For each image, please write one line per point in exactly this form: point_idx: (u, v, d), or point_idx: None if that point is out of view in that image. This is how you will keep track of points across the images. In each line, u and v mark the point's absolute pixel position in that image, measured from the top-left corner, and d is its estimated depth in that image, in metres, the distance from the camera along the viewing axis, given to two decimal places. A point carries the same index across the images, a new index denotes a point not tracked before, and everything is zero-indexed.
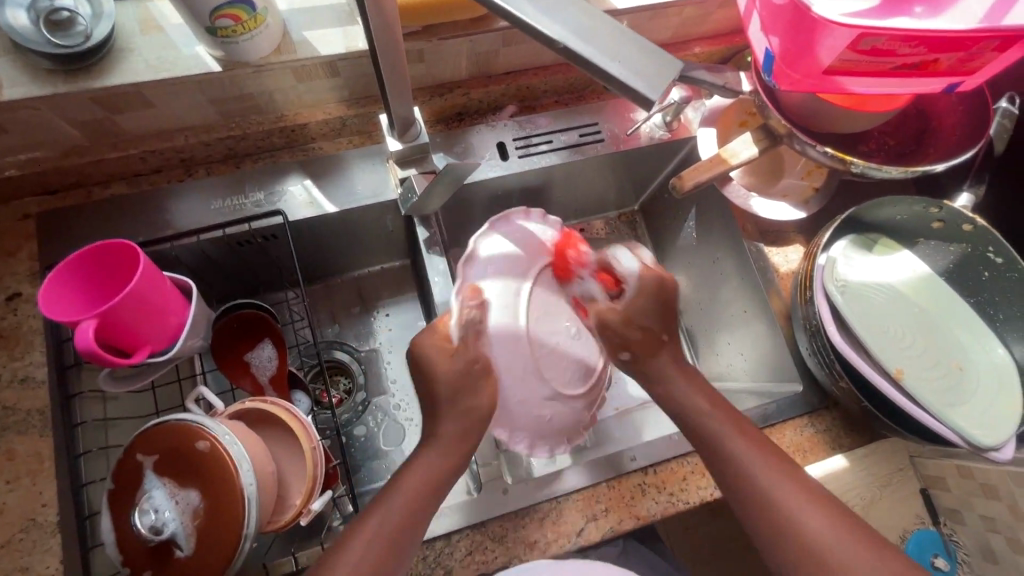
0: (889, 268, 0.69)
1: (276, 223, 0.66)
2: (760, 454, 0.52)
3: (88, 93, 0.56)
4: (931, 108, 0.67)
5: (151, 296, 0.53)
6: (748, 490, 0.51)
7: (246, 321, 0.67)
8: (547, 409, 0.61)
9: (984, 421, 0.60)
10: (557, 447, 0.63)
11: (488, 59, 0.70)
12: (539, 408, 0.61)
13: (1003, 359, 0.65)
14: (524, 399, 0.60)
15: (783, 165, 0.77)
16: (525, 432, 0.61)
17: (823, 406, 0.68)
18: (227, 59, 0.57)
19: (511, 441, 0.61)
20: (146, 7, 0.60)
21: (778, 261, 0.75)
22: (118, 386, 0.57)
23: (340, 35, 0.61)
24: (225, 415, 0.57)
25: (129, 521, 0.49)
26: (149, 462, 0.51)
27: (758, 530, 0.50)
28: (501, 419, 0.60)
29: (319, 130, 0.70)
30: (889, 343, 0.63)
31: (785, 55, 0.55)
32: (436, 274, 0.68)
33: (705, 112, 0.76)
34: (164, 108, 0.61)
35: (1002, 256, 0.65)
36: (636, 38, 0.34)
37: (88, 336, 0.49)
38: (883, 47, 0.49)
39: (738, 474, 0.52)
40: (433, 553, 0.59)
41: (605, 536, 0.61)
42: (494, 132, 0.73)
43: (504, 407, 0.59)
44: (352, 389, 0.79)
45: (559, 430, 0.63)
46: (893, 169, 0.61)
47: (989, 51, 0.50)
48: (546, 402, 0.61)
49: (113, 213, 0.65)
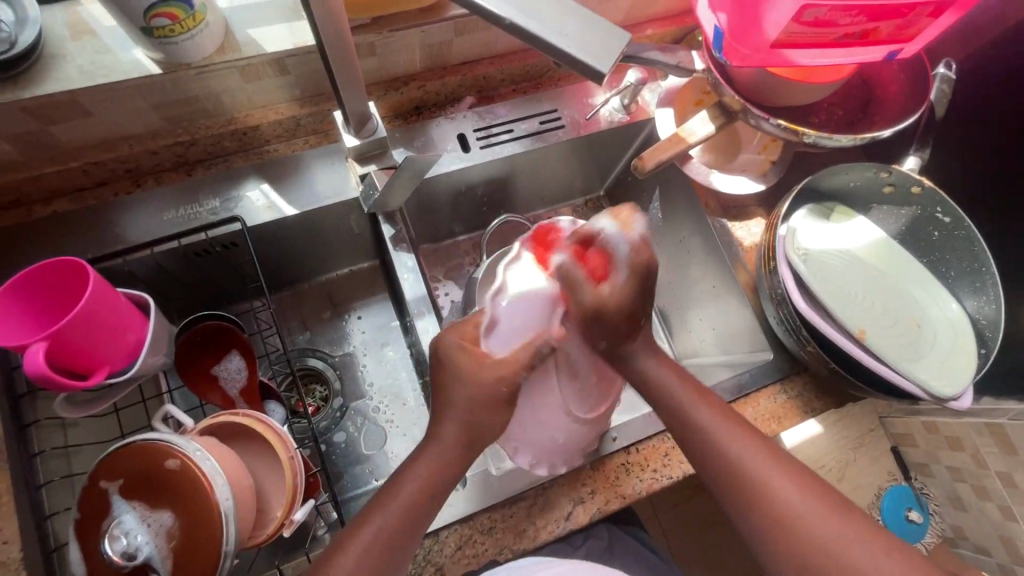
0: (847, 235, 0.71)
1: (235, 229, 0.64)
2: (731, 429, 0.52)
3: (18, 103, 0.53)
4: (875, 78, 0.69)
5: (103, 314, 0.51)
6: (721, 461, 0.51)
7: (211, 333, 0.65)
8: (562, 433, 0.58)
9: (940, 373, 0.63)
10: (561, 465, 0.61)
11: (441, 51, 0.69)
12: (552, 430, 0.58)
13: (958, 313, 0.68)
14: (535, 415, 0.58)
15: (741, 139, 0.78)
16: (531, 449, 0.59)
17: (794, 372, 0.70)
18: (168, 61, 0.54)
19: (516, 455, 0.60)
20: (76, 11, 0.57)
21: (742, 235, 0.77)
22: (76, 411, 0.55)
23: (286, 32, 0.59)
24: (196, 432, 0.55)
25: (97, 546, 0.47)
26: (114, 487, 0.48)
27: (732, 503, 0.51)
28: (515, 430, 0.58)
29: (273, 132, 0.68)
30: (849, 304, 0.66)
31: (734, 31, 0.56)
32: (406, 271, 0.67)
33: (662, 93, 0.77)
34: (105, 117, 0.59)
35: (949, 215, 0.67)
36: (582, 13, 0.34)
37: (38, 360, 0.47)
38: (825, 18, 0.50)
39: (710, 440, 0.52)
40: (423, 551, 0.59)
41: (593, 519, 0.62)
42: (454, 123, 0.72)
43: (518, 424, 0.58)
44: (329, 396, 0.77)
45: (568, 450, 0.60)
46: (843, 137, 0.63)
47: (924, 18, 0.51)
48: (561, 425, 0.58)
49: (59, 230, 0.62)
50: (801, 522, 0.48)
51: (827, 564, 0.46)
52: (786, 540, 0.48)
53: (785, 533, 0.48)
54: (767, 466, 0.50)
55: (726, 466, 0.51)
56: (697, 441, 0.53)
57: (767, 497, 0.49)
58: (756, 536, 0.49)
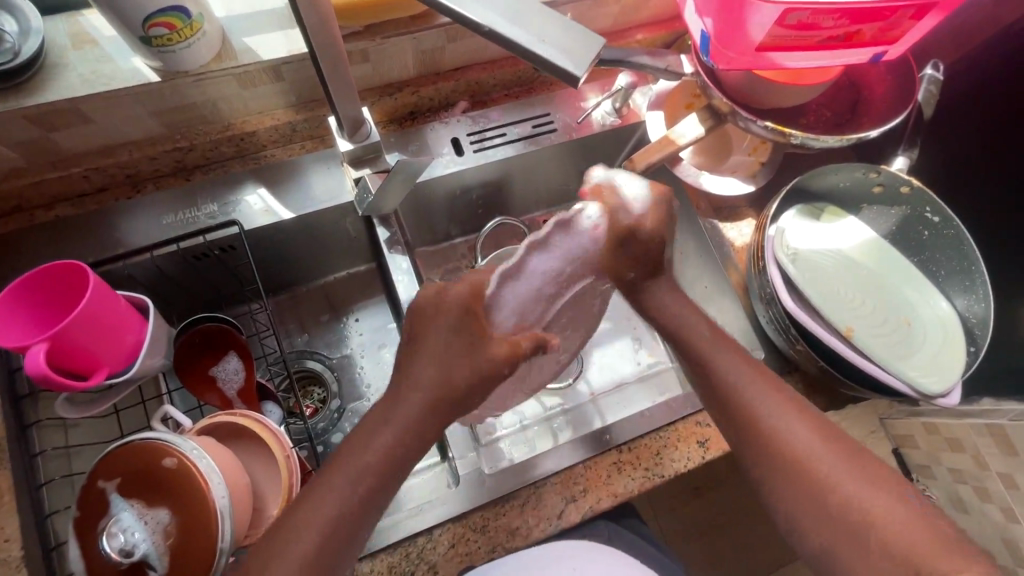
0: (837, 234, 0.71)
1: (232, 233, 0.65)
2: (743, 362, 0.54)
3: (21, 111, 0.54)
4: (863, 80, 0.70)
5: (103, 315, 0.52)
6: (740, 386, 0.53)
7: (209, 335, 0.66)
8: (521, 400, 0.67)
9: (929, 370, 0.64)
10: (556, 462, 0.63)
11: (434, 57, 0.70)
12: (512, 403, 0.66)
13: (947, 311, 0.68)
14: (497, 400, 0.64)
15: (731, 143, 0.80)
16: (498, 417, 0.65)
17: (785, 372, 0.71)
18: (166, 68, 0.56)
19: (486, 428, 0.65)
20: (77, 21, 0.59)
21: (733, 236, 0.78)
22: (79, 411, 0.57)
23: (281, 39, 0.61)
24: (193, 432, 0.56)
25: (96, 543, 0.48)
26: (112, 486, 0.49)
27: (741, 438, 0.52)
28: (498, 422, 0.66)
29: (269, 137, 0.69)
30: (837, 303, 0.66)
31: (720, 35, 0.57)
32: (400, 273, 0.68)
33: (653, 96, 0.78)
34: (106, 124, 0.60)
35: (938, 215, 0.69)
36: (559, 18, 0.35)
37: (39, 360, 0.48)
38: (808, 22, 0.51)
39: (721, 375, 0.54)
40: (416, 548, 0.59)
41: (585, 517, 0.62)
42: (448, 128, 0.73)
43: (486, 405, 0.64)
44: (327, 398, 0.78)
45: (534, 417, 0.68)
46: (830, 138, 0.64)
47: (906, 20, 0.52)
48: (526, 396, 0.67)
49: (63, 234, 0.63)
50: (805, 449, 0.49)
51: (832, 497, 0.47)
52: (789, 470, 0.49)
53: (792, 466, 0.49)
54: (774, 403, 0.51)
55: (739, 395, 0.53)
56: (715, 372, 0.54)
57: (773, 427, 0.50)
58: (761, 470, 0.51)
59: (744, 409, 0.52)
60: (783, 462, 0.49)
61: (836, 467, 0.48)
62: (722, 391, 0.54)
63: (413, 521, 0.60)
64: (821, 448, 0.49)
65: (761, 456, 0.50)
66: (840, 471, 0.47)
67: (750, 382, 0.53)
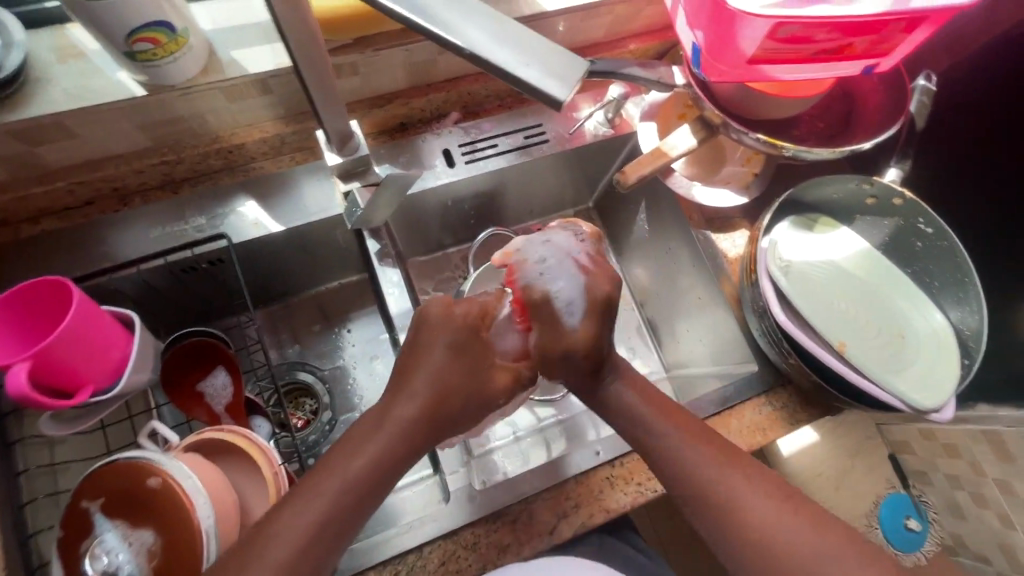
0: (831, 246, 0.71)
1: (220, 246, 0.64)
2: (676, 423, 0.54)
3: (4, 126, 0.53)
4: (854, 91, 0.70)
5: (87, 332, 0.52)
6: (677, 451, 0.52)
7: (195, 349, 0.65)
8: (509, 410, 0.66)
9: (922, 385, 0.63)
10: (547, 478, 0.63)
11: (425, 68, 0.70)
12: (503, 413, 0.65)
13: (941, 324, 0.68)
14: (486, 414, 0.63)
15: (725, 155, 0.80)
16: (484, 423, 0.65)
17: (779, 385, 0.70)
18: (151, 83, 0.56)
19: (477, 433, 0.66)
20: (63, 34, 0.58)
21: (727, 247, 0.77)
22: (62, 429, 0.55)
23: (269, 52, 0.60)
24: (180, 449, 0.55)
25: (78, 564, 0.47)
26: (96, 505, 0.48)
27: (688, 504, 0.51)
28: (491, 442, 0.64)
29: (259, 149, 0.69)
30: (829, 317, 0.66)
31: (711, 47, 0.56)
32: (391, 286, 0.68)
33: (646, 107, 0.78)
34: (91, 138, 0.59)
35: (931, 226, 0.68)
36: (542, 41, 0.34)
37: (20, 380, 0.47)
38: (799, 35, 0.51)
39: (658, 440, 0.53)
40: (406, 567, 0.59)
41: (578, 533, 0.62)
42: (439, 139, 0.73)
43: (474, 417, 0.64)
44: (319, 409, 0.77)
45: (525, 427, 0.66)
46: (822, 150, 0.63)
47: (898, 33, 0.52)
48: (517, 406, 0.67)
49: (49, 248, 0.63)
50: (754, 510, 0.48)
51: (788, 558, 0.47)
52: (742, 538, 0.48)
53: (744, 531, 0.48)
54: (717, 464, 0.51)
55: (678, 458, 0.52)
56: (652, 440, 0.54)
57: (721, 489, 0.50)
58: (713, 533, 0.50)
59: (688, 469, 0.51)
60: (734, 528, 0.48)
61: (786, 527, 0.47)
62: (664, 449, 0.53)
63: (402, 539, 0.59)
64: (770, 507, 0.48)
65: (712, 523, 0.49)
66: (791, 530, 0.47)
67: (693, 446, 0.52)
